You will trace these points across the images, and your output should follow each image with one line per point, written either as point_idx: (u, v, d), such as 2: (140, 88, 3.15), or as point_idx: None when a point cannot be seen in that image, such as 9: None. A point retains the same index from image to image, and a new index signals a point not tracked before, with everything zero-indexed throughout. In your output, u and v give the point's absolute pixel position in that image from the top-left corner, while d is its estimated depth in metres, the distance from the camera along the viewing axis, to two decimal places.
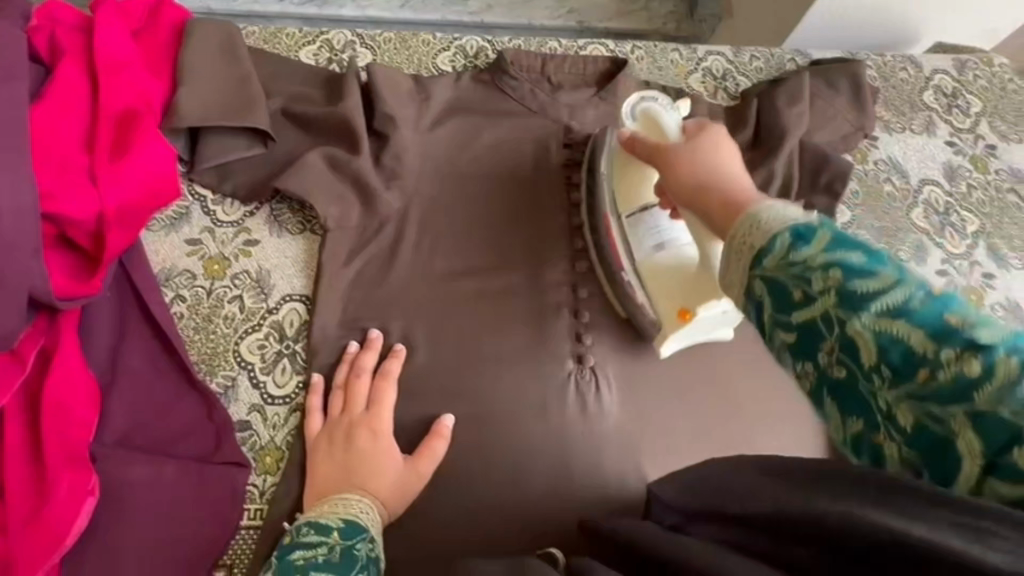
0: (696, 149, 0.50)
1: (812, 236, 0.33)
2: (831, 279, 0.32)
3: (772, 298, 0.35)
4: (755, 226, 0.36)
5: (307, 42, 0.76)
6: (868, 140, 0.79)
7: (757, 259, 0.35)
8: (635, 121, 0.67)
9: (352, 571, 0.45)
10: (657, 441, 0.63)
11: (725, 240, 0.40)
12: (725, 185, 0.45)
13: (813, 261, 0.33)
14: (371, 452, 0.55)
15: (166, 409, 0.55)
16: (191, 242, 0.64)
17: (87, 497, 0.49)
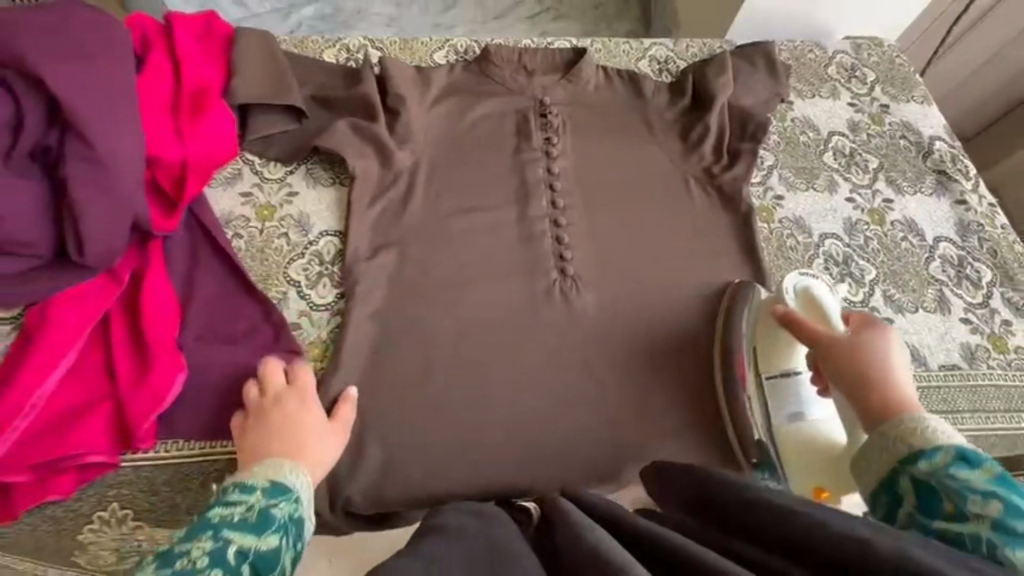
0: (866, 337, 0.58)
1: (981, 462, 0.45)
2: (987, 501, 0.43)
3: (916, 497, 0.47)
4: (918, 429, 0.49)
5: (329, 47, 0.95)
6: (785, 105, 0.98)
7: (913, 462, 0.48)
8: (795, 299, 0.72)
9: (269, 528, 0.50)
10: (631, 334, 0.77)
11: (879, 426, 0.52)
12: (886, 393, 0.54)
13: (973, 483, 0.44)
14: (296, 422, 0.61)
15: (235, 313, 0.69)
16: (244, 194, 0.79)
17: (179, 371, 0.62)
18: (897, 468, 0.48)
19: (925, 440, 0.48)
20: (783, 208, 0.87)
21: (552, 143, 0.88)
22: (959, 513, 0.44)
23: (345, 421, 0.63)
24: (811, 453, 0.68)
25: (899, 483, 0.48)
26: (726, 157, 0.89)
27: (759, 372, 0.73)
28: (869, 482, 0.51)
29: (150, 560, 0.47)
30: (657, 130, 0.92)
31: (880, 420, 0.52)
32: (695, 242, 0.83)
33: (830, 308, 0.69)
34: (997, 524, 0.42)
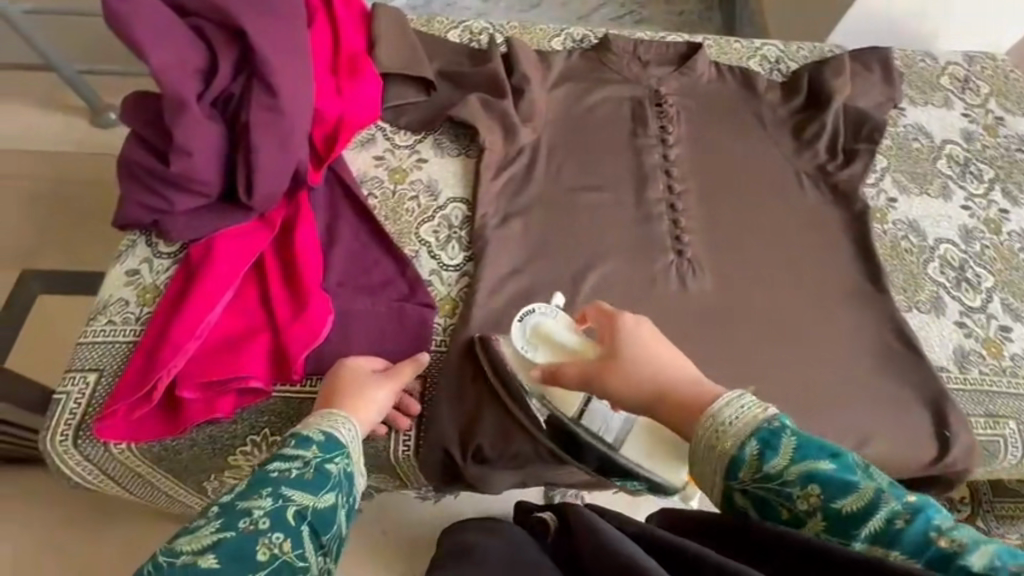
0: (628, 346, 0.58)
1: (779, 441, 0.45)
2: (810, 491, 0.43)
3: (757, 508, 0.45)
4: (722, 431, 0.47)
5: (453, 27, 0.99)
6: (897, 110, 0.97)
7: (733, 470, 0.46)
8: (532, 348, 0.67)
9: (326, 484, 0.54)
10: (748, 316, 0.77)
11: (693, 444, 0.50)
12: (679, 393, 0.54)
13: (788, 475, 0.44)
14: (354, 381, 0.64)
15: (372, 266, 0.73)
16: (378, 157, 0.84)
17: (328, 313, 0.66)
18: (725, 484, 0.47)
19: (733, 439, 0.46)
20: (896, 210, 0.87)
21: (667, 131, 0.90)
22: (795, 516, 0.44)
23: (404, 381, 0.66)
24: (661, 447, 0.65)
25: (736, 501, 0.46)
26: (842, 156, 0.89)
27: (569, 418, 0.68)
28: (710, 499, 0.49)
29: (210, 510, 0.50)
30: (770, 126, 0.93)
31: (695, 430, 0.50)
32: (811, 234, 0.83)
33: (557, 333, 0.66)
34: (827, 514, 0.43)
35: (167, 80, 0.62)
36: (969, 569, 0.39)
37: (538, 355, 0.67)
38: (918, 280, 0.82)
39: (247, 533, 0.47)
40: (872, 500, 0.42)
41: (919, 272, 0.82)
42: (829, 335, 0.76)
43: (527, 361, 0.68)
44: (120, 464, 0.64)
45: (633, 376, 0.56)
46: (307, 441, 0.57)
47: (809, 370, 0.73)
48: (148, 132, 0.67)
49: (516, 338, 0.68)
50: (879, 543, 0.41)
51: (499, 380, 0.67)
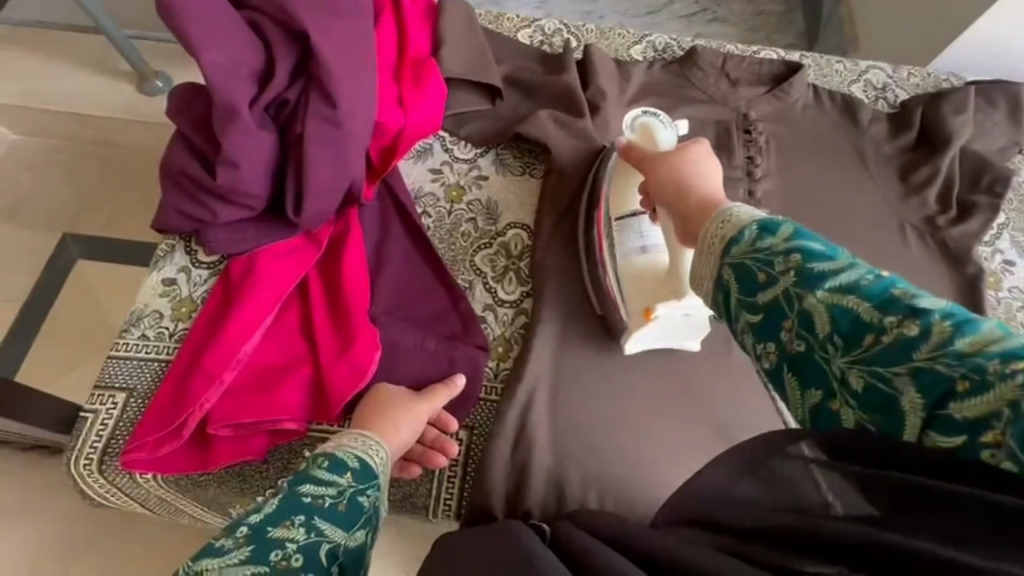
0: (674, 160, 0.53)
1: (778, 226, 0.38)
2: (789, 257, 0.36)
3: (740, 282, 0.39)
4: (725, 222, 0.42)
5: (524, 27, 0.90)
6: (1022, 156, 0.85)
7: (727, 250, 0.40)
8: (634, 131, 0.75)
9: (359, 521, 0.47)
10: None
11: (696, 241, 0.45)
12: (704, 194, 0.48)
13: (776, 248, 0.37)
14: (387, 403, 0.59)
15: (423, 296, 0.67)
16: (434, 172, 0.76)
17: (373, 349, 0.60)
18: (716, 266, 0.41)
19: (739, 220, 0.41)
20: (1013, 276, 0.77)
21: (755, 163, 0.81)
22: (771, 279, 0.37)
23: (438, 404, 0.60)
24: (645, 283, 0.63)
25: (722, 278, 0.40)
26: (955, 207, 0.78)
27: (611, 217, 0.66)
28: (703, 288, 0.43)
29: (236, 529, 0.43)
30: (872, 165, 0.82)
31: (702, 227, 0.45)
32: None
33: (662, 138, 0.72)
34: (802, 274, 0.35)
35: (218, 83, 0.55)
36: (962, 354, 0.29)
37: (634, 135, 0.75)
38: None
39: (279, 570, 0.40)
40: (845, 270, 0.35)
41: None
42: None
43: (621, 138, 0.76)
44: (145, 492, 0.60)
45: (672, 175, 0.52)
46: (340, 467, 0.51)
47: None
48: (194, 136, 0.62)
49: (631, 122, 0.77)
50: (846, 289, 0.34)
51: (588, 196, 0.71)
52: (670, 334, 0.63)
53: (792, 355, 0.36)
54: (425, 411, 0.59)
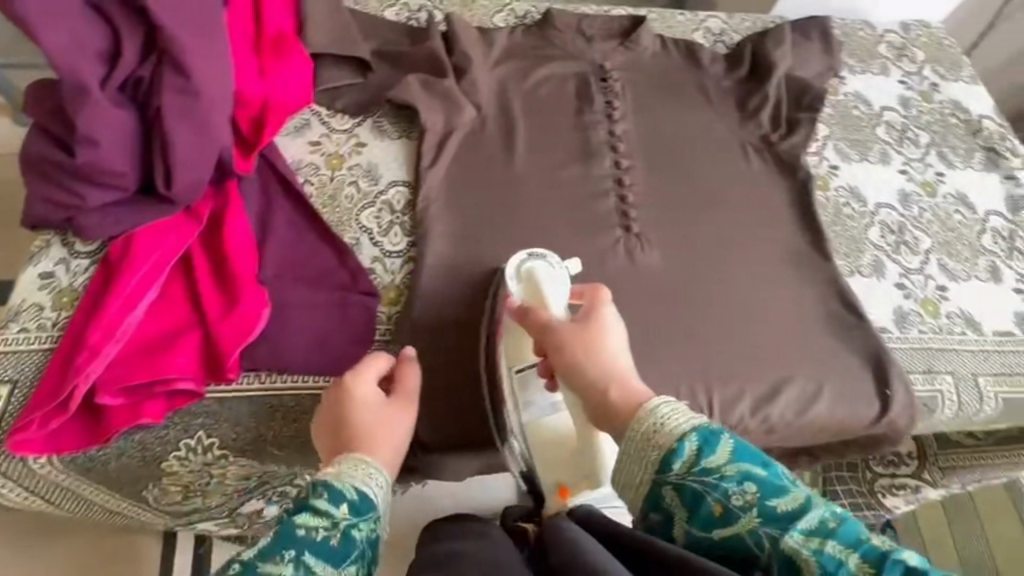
0: (585, 329, 0.58)
1: (718, 441, 0.46)
2: (745, 490, 0.43)
3: (690, 510, 0.44)
4: (658, 425, 0.48)
5: (390, 5, 0.95)
6: (838, 79, 0.99)
7: (666, 463, 0.46)
8: (518, 283, 0.71)
9: (347, 559, 0.47)
10: (695, 289, 0.77)
11: (625, 433, 0.50)
12: (625, 381, 0.54)
13: (725, 471, 0.44)
14: (361, 411, 0.58)
15: (310, 256, 0.70)
16: (313, 143, 0.80)
17: (262, 307, 0.63)
18: (658, 479, 0.46)
19: (671, 432, 0.47)
20: (838, 177, 0.89)
21: (613, 107, 0.89)
22: (727, 514, 0.42)
23: (410, 398, 0.62)
24: (555, 451, 0.67)
25: (660, 494, 0.46)
26: (784, 126, 0.90)
27: (511, 366, 0.69)
28: (637, 497, 0.48)
29: (228, 567, 0.44)
30: (716, 99, 0.93)
31: (630, 421, 0.51)
32: (756, 205, 0.84)
33: (549, 291, 0.69)
34: (761, 513, 0.41)
35: (63, 63, 0.57)
36: None
37: (517, 291, 0.71)
38: (860, 245, 0.83)
39: None
40: (804, 504, 0.41)
41: (861, 237, 0.84)
42: (772, 302, 0.77)
43: (501, 289, 0.72)
44: (45, 478, 0.61)
45: (591, 355, 0.57)
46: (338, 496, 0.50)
47: (754, 337, 0.75)
48: (51, 122, 0.62)
49: (518, 276, 0.71)
50: (798, 515, 0.40)
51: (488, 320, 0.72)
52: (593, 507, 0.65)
53: None
54: (403, 416, 0.60)
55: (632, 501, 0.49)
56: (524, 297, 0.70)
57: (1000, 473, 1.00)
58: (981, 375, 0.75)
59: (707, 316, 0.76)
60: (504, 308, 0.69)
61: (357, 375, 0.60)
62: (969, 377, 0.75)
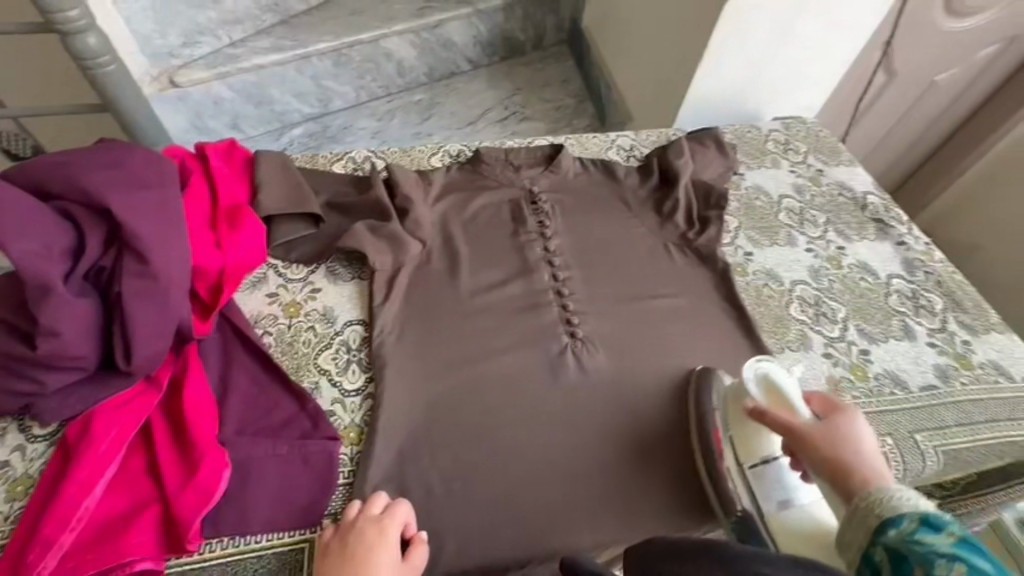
0: (831, 430, 0.67)
1: (940, 530, 0.47)
2: (951, 564, 0.44)
3: (895, 568, 0.48)
4: (880, 502, 0.55)
5: (337, 160, 1.07)
6: (737, 176, 1.14)
7: (884, 531, 0.52)
8: (757, 386, 0.78)
9: None
10: (640, 384, 0.83)
11: (850, 505, 0.58)
12: (862, 469, 0.61)
13: (942, 547, 0.46)
14: (361, 561, 0.61)
15: (272, 406, 0.72)
16: (271, 295, 0.85)
17: (223, 468, 0.64)
18: (873, 540, 0.52)
19: (894, 506, 0.54)
20: (753, 262, 0.99)
21: (545, 225, 0.99)
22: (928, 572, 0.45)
23: (416, 563, 0.64)
24: (809, 541, 0.71)
25: (878, 558, 0.51)
26: (697, 224, 1.01)
27: (741, 462, 0.78)
28: (856, 558, 0.54)
29: None
30: (635, 208, 1.05)
31: (857, 496, 0.58)
32: (685, 297, 0.93)
33: (792, 393, 0.76)
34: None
35: (29, 267, 0.61)
36: None
37: (759, 395, 0.77)
38: (784, 322, 0.91)
39: None
40: None
41: (783, 315, 0.92)
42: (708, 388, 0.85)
43: (744, 396, 0.79)
44: None
45: (840, 446, 0.65)
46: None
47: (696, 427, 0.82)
48: (10, 318, 0.64)
49: (750, 385, 0.78)
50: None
51: (700, 440, 0.79)
52: None
53: None
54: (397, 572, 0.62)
55: (852, 558, 0.54)
56: (768, 399, 0.76)
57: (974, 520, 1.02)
58: (917, 433, 0.80)
59: (656, 410, 0.82)
60: (747, 406, 0.75)
61: (381, 526, 0.64)
62: (907, 436, 0.80)
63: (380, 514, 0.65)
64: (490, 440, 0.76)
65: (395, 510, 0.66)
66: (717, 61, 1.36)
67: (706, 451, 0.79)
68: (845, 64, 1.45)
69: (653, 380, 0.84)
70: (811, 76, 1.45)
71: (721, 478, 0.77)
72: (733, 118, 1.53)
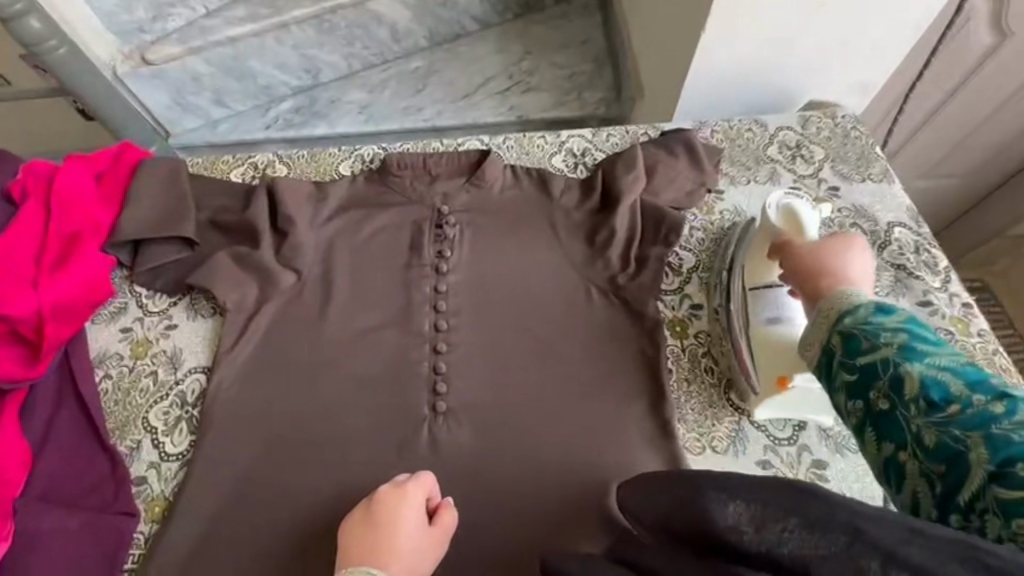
0: (825, 241, 0.63)
1: (890, 309, 0.52)
2: (895, 334, 0.49)
3: (844, 347, 0.52)
4: (840, 296, 0.55)
5: (237, 166, 0.96)
6: (713, 194, 0.89)
7: (840, 318, 0.53)
8: (777, 216, 0.74)
9: None
10: (504, 475, 0.69)
11: (815, 308, 0.57)
12: (841, 273, 0.59)
13: (889, 325, 0.50)
14: (388, 530, 0.60)
15: (82, 469, 0.67)
16: (124, 330, 0.79)
17: (1, 541, 0.61)
18: (831, 328, 0.53)
19: (856, 297, 0.55)
20: (699, 320, 0.79)
21: (443, 257, 0.83)
22: (874, 343, 0.50)
23: (444, 529, 0.62)
24: (782, 358, 0.68)
25: (830, 341, 0.53)
26: (633, 264, 0.80)
27: (745, 285, 0.73)
28: (814, 350, 0.55)
29: None
30: (563, 235, 0.85)
31: (822, 294, 0.58)
32: (591, 363, 0.75)
33: (809, 222, 0.72)
34: (905, 348, 0.48)
35: None
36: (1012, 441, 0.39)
37: (778, 224, 0.73)
38: (716, 407, 0.73)
39: None
40: (960, 391, 0.44)
41: (720, 395, 0.74)
42: (592, 482, 0.68)
43: (764, 222, 0.74)
44: None
45: (831, 254, 0.62)
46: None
47: (566, 536, 0.66)
48: None
49: (766, 220, 0.74)
50: (969, 390, 0.43)
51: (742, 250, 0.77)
52: (791, 404, 0.70)
53: (880, 415, 0.48)
54: (433, 537, 0.61)
55: (808, 354, 0.56)
56: (786, 226, 0.72)
57: None
58: None
59: (519, 508, 0.67)
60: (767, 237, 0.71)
61: (399, 501, 0.61)
62: None
63: (397, 483, 0.63)
64: (308, 528, 0.65)
65: (421, 479, 0.63)
66: (727, 29, 1.03)
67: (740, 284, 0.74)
68: (914, 37, 1.08)
69: (525, 469, 0.69)
70: (863, 51, 1.09)
71: (734, 335, 0.73)
72: (748, 102, 1.21)
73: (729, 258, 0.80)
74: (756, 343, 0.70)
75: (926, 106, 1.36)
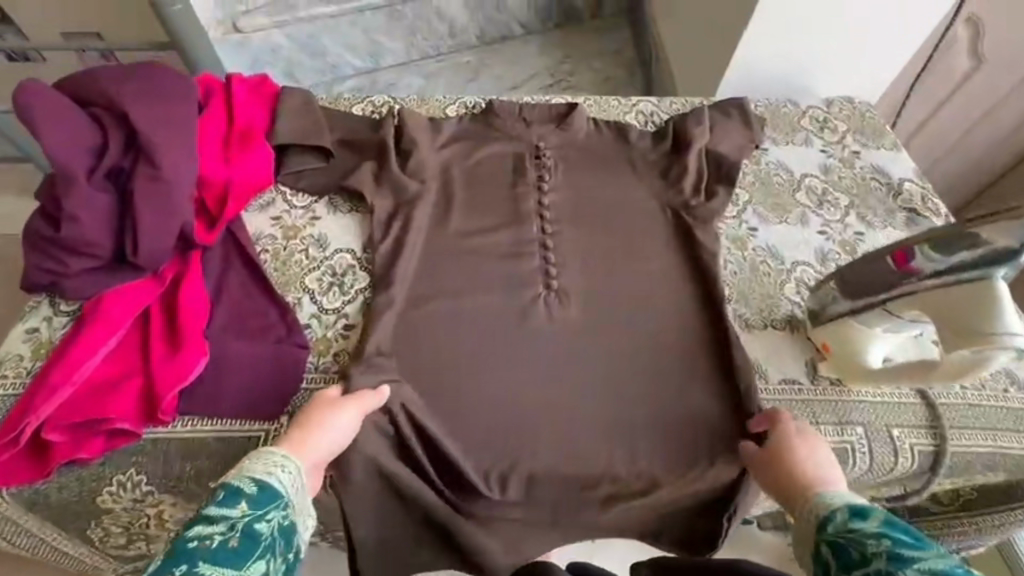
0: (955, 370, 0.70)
1: (869, 513, 0.57)
2: (880, 542, 0.52)
3: (837, 559, 0.55)
4: (819, 501, 0.62)
5: (358, 103, 1.12)
6: (760, 150, 1.08)
7: (824, 527, 0.59)
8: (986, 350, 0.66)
9: (258, 547, 0.54)
10: (605, 343, 0.84)
11: (800, 508, 0.64)
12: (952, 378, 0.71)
13: (868, 530, 0.54)
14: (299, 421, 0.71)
15: (257, 312, 0.79)
16: (275, 217, 0.92)
17: (201, 357, 0.72)
18: (818, 537, 0.59)
19: (832, 502, 0.61)
20: (756, 238, 0.95)
21: (544, 180, 0.99)
22: (864, 557, 0.52)
23: (367, 397, 0.74)
24: (855, 353, 0.76)
25: (822, 553, 0.57)
26: (703, 193, 0.98)
27: (905, 310, 0.70)
28: (807, 561, 0.60)
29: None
30: (642, 172, 1.02)
31: (801, 503, 0.65)
32: (672, 266, 0.91)
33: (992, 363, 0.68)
34: (894, 556, 0.50)
35: (59, 158, 0.71)
36: None
37: (964, 355, 0.68)
38: (775, 299, 0.89)
39: None
40: None
41: (777, 292, 0.89)
42: (676, 348, 0.84)
43: (974, 331, 0.65)
44: None
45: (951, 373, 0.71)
46: (236, 495, 0.57)
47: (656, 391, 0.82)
48: (48, 203, 0.74)
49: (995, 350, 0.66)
50: None
51: (939, 293, 0.66)
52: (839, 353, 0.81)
53: None
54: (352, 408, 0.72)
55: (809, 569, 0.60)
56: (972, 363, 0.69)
57: (971, 541, 0.94)
58: (895, 427, 0.77)
59: (618, 365, 0.83)
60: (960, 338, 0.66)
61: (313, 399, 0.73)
62: (883, 428, 0.77)
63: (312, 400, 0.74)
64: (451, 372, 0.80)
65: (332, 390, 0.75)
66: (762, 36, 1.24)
67: (908, 289, 0.68)
68: (928, 33, 1.27)
69: (618, 328, 0.86)
70: (888, 41, 1.27)
71: (860, 303, 0.73)
72: (785, 77, 1.35)
73: (977, 233, 0.63)
74: (874, 326, 0.74)
75: (921, 113, 1.58)
